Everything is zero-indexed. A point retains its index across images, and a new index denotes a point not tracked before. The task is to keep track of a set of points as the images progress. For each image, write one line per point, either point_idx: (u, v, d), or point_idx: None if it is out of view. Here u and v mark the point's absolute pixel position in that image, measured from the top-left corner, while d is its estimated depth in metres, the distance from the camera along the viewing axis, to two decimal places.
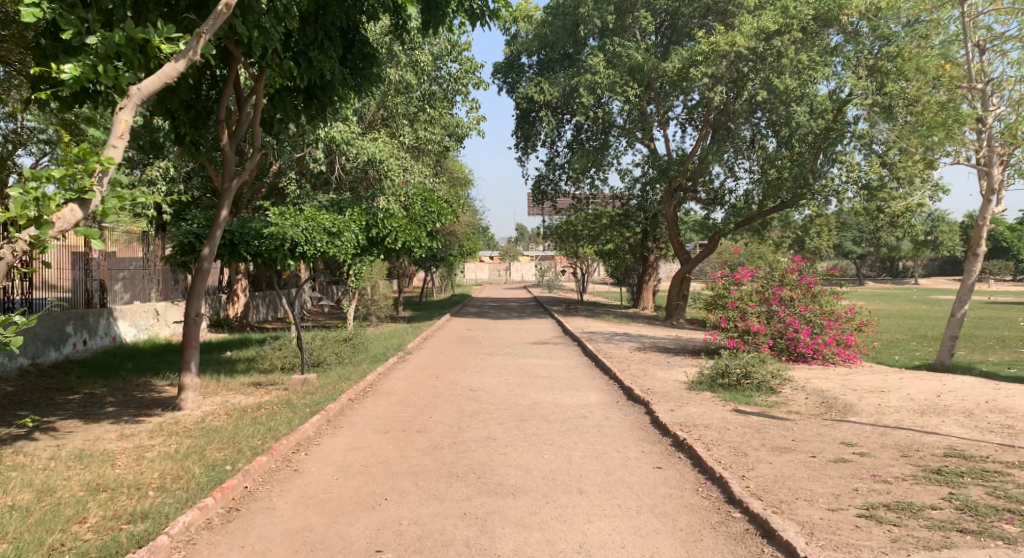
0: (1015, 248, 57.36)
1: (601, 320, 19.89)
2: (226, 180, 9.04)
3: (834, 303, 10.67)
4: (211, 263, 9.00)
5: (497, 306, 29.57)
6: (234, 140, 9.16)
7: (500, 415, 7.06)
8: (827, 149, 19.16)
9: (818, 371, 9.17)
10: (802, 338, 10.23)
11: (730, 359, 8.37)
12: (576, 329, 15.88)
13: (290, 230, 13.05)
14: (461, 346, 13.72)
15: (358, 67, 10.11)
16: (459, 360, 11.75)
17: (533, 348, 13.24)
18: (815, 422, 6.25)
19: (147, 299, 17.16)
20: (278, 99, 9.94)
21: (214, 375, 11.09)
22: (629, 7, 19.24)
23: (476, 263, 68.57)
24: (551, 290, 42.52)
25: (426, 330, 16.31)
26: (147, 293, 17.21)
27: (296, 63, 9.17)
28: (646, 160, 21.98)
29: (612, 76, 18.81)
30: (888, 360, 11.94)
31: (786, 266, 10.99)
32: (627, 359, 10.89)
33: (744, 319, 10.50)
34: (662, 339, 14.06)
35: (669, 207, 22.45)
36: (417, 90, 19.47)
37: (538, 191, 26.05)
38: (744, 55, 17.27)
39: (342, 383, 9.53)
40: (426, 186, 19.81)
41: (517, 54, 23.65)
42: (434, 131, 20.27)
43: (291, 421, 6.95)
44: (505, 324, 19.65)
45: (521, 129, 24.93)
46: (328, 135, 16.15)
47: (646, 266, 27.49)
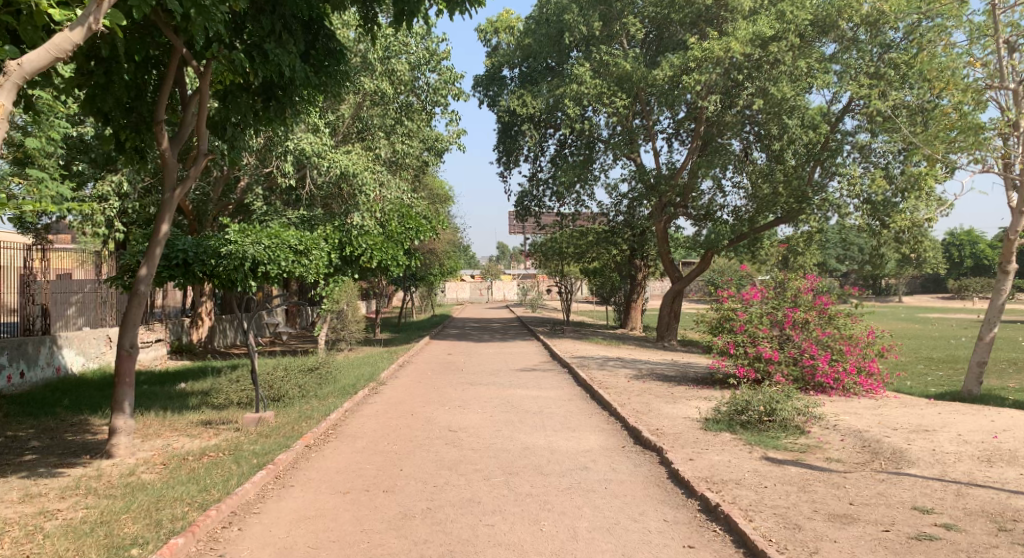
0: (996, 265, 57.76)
1: (589, 343, 18.80)
2: (166, 190, 7.80)
3: (854, 326, 9.71)
4: (147, 285, 7.75)
5: (479, 328, 28.41)
6: (174, 144, 7.93)
7: (486, 468, 5.91)
8: (823, 162, 18.43)
9: (843, 403, 8.12)
10: (820, 366, 9.21)
11: (751, 393, 7.29)
12: (565, 354, 14.78)
13: (251, 247, 11.79)
14: (442, 375, 12.53)
15: (323, 65, 8.99)
16: (439, 391, 10.56)
17: (519, 376, 12.09)
18: (868, 476, 5.17)
19: (100, 325, 15.75)
20: (229, 100, 8.78)
21: (159, 413, 9.78)
22: (616, 13, 18.27)
23: (457, 281, 67.60)
24: (534, 310, 41.43)
25: (404, 356, 15.11)
26: (101, 317, 15.81)
27: (249, 56, 8.04)
28: (633, 174, 21.04)
29: (599, 86, 17.84)
30: (907, 388, 10.95)
31: (799, 286, 10.04)
32: (625, 390, 9.78)
33: (755, 344, 9.49)
34: (660, 364, 12.99)
35: (659, 223, 21.44)
36: (395, 100, 18.40)
37: (521, 207, 25.00)
38: (739, 61, 16.33)
39: (303, 423, 8.30)
40: (405, 201, 18.66)
41: (498, 66, 22.74)
42: (412, 145, 19.20)
43: (230, 479, 5.69)
44: (488, 348, 18.47)
45: (503, 143, 23.90)
46: (297, 146, 15.03)
47: (634, 285, 26.52)
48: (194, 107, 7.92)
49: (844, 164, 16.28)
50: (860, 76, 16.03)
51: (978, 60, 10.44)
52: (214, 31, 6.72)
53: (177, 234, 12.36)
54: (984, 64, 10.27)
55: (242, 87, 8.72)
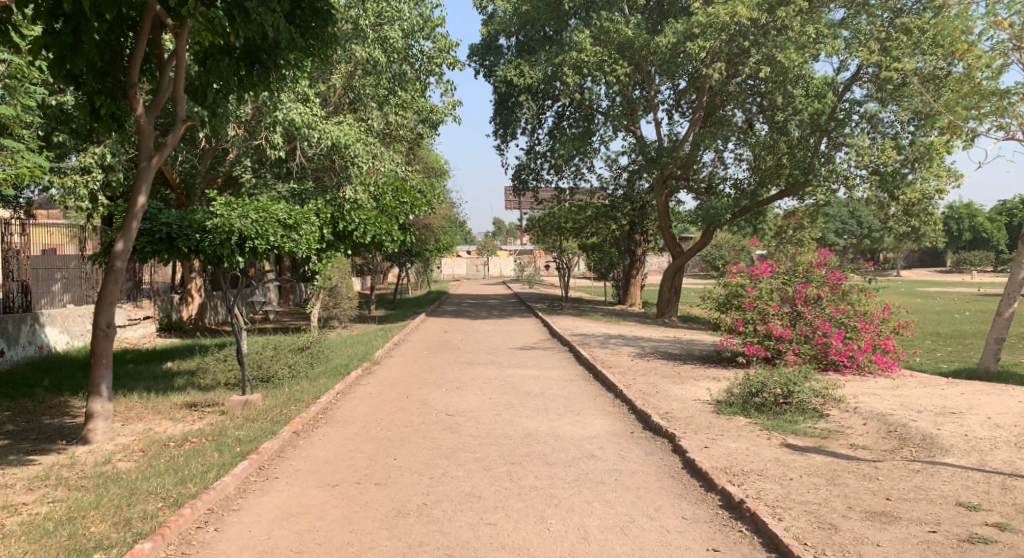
0: (994, 239, 57.61)
1: (588, 319, 18.43)
2: (142, 159, 7.14)
3: (868, 303, 9.30)
4: (123, 262, 7.22)
5: (475, 304, 27.99)
6: (150, 109, 7.26)
7: (487, 457, 5.50)
8: (830, 133, 17.75)
9: (861, 384, 7.71)
10: (834, 344, 8.80)
11: (766, 374, 6.88)
12: (564, 331, 14.35)
13: (237, 222, 11.36)
14: (438, 354, 12.12)
15: (309, 27, 8.35)
16: (435, 371, 10.13)
17: (518, 355, 11.69)
18: (901, 466, 4.78)
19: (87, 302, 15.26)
20: (211, 64, 8.18)
21: (143, 394, 9.33)
22: None
23: (453, 258, 67.17)
24: (530, 286, 41.05)
25: (400, 334, 14.68)
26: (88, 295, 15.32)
27: (229, 15, 7.32)
28: (634, 147, 20.48)
29: (599, 53, 17.19)
30: (919, 365, 10.58)
31: (811, 261, 9.59)
32: (629, 370, 9.37)
33: (765, 322, 9.10)
34: (663, 342, 12.60)
35: (660, 197, 20.91)
36: (388, 70, 17.74)
37: (518, 181, 24.42)
38: (745, 27, 15.69)
39: (292, 406, 7.87)
40: (399, 174, 18.06)
41: (495, 35, 22.04)
42: (406, 116, 18.61)
43: (209, 470, 5.26)
44: (485, 325, 18.05)
45: (500, 115, 23.24)
46: (286, 117, 14.39)
47: (633, 260, 26.08)
48: (170, 68, 7.25)
49: (852, 135, 15.68)
50: (870, 42, 15.42)
51: (1001, 21, 9.86)
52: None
53: (160, 206, 11.80)
54: (1009, 25, 9.69)
55: (224, 50, 8.10)
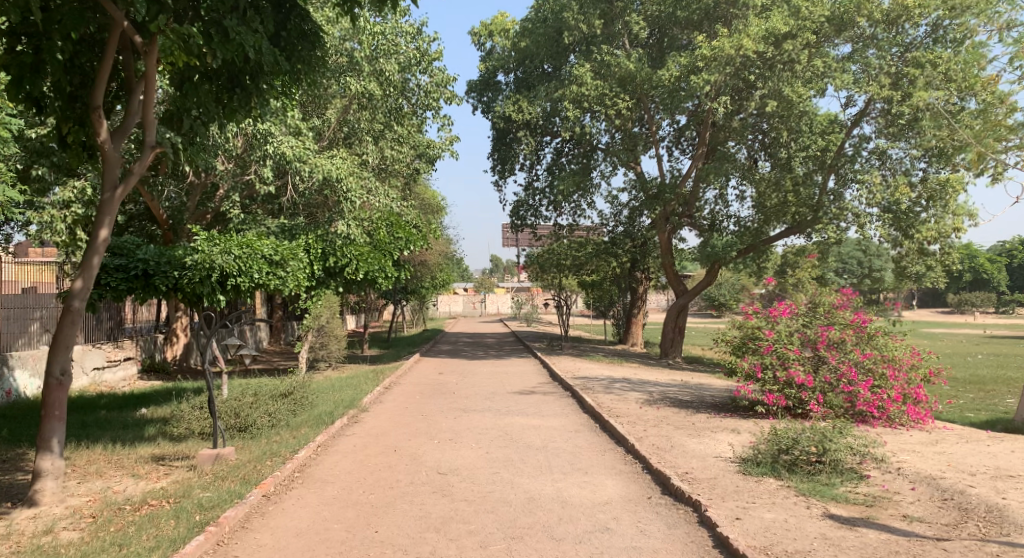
0: (995, 278, 57.16)
1: (589, 361, 17.68)
2: (105, 190, 6.53)
3: (895, 348, 8.59)
4: (81, 302, 6.53)
5: (472, 344, 27.20)
6: (116, 135, 6.61)
7: (485, 531, 4.73)
8: (838, 170, 17.24)
9: (897, 439, 7.00)
10: (862, 394, 8.10)
11: (796, 429, 6.14)
12: (566, 374, 13.60)
13: (219, 258, 10.70)
14: (432, 399, 11.33)
15: (295, 50, 7.85)
16: (428, 420, 9.35)
17: (517, 401, 10.91)
18: (977, 548, 4.02)
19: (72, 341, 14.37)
20: (187, 87, 7.51)
21: (107, 446, 8.52)
22: (618, 12, 17.29)
23: (450, 296, 66.63)
24: (529, 325, 40.34)
25: (391, 377, 13.91)
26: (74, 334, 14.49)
27: (207, 36, 6.86)
28: (634, 183, 19.97)
29: (600, 87, 16.79)
30: (950, 416, 9.83)
31: (832, 301, 8.97)
32: (639, 420, 8.60)
33: (785, 368, 8.46)
34: (670, 388, 11.84)
35: (663, 234, 20.34)
36: (384, 104, 17.31)
37: (516, 217, 23.88)
38: (751, 59, 15.22)
39: (268, 463, 7.06)
40: (394, 210, 17.49)
41: (493, 71, 21.75)
42: (401, 151, 18.15)
43: (156, 548, 4.47)
44: (482, 367, 17.25)
45: (498, 151, 22.81)
46: (276, 150, 13.87)
47: (635, 299, 25.45)
48: (140, 90, 6.65)
49: (862, 171, 15.20)
50: (882, 78, 14.88)
51: None
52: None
53: (137, 241, 11.15)
54: None
55: (203, 73, 7.53)
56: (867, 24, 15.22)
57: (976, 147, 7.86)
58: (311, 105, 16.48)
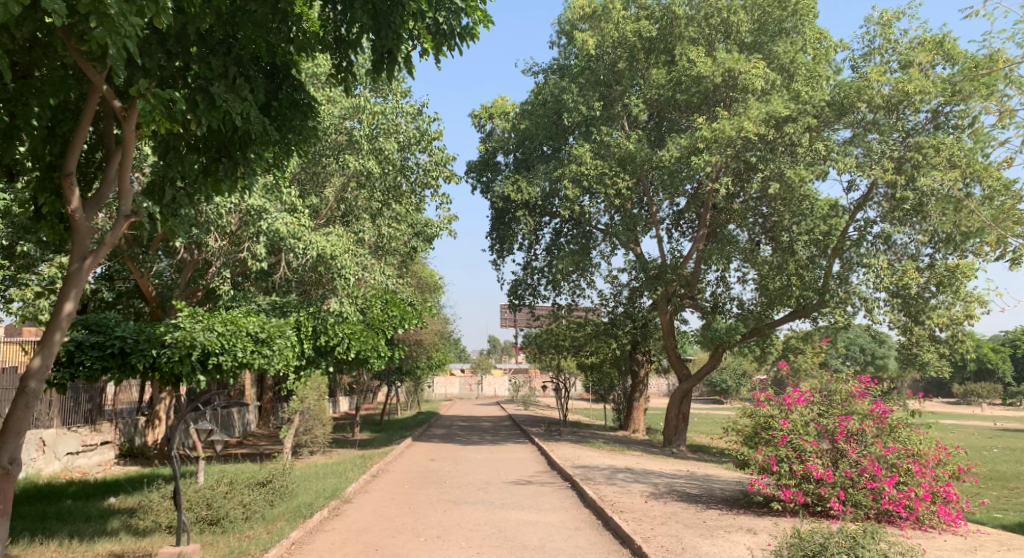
0: (1000, 368, 56.22)
1: (589, 447, 16.86)
2: (73, 261, 6.12)
3: (920, 441, 7.92)
4: (37, 382, 5.98)
5: (467, 427, 26.23)
6: (90, 203, 6.31)
7: None
8: (843, 254, 16.95)
9: (932, 545, 6.32)
10: (888, 491, 7.40)
11: (824, 532, 5.48)
12: (565, 463, 12.83)
13: (201, 334, 10.13)
14: (422, 489, 10.57)
15: (286, 120, 7.76)
16: (415, 514, 8.61)
17: (513, 493, 10.16)
18: None
19: (46, 423, 13.61)
20: (173, 155, 7.36)
21: (62, 541, 7.74)
22: (617, 95, 17.51)
23: (446, 376, 65.50)
24: (526, 408, 39.28)
25: (380, 464, 13.12)
26: (49, 416, 13.76)
27: (193, 102, 6.79)
28: (634, 264, 19.71)
29: (600, 167, 16.78)
30: (980, 518, 9.08)
31: (849, 389, 8.31)
32: (646, 516, 7.88)
33: (801, 461, 7.87)
34: (677, 479, 11.08)
35: (664, 314, 19.89)
36: (383, 182, 17.24)
37: (514, 296, 23.48)
38: (752, 141, 15.21)
39: None
40: (389, 288, 17.09)
41: (493, 152, 21.91)
42: (399, 229, 17.96)
43: None
44: (478, 453, 16.39)
45: (497, 231, 22.74)
46: (270, 227, 13.60)
47: (635, 383, 24.75)
48: (117, 159, 6.40)
49: (868, 254, 14.91)
50: (884, 161, 14.80)
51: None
52: (124, 45, 5.16)
53: (118, 317, 10.70)
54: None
55: (190, 141, 7.42)
56: (865, 110, 15.31)
57: (992, 230, 7.51)
58: (309, 183, 16.41)
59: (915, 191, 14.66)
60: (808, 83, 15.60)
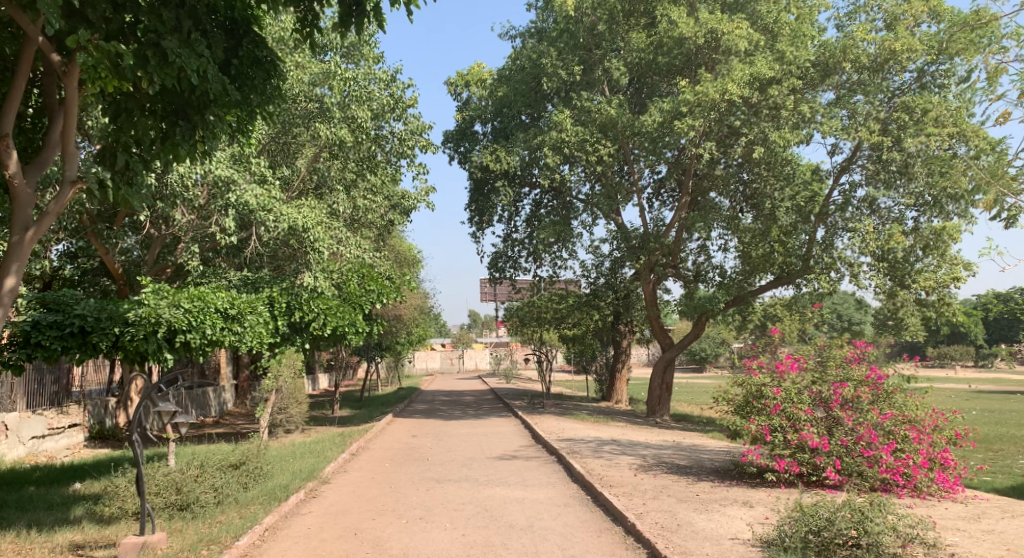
0: (973, 332, 57.19)
1: (573, 420, 16.64)
2: (13, 232, 5.57)
3: (917, 407, 7.68)
4: None
5: (449, 402, 25.95)
6: (30, 169, 5.74)
7: None
8: (827, 219, 16.73)
9: (934, 514, 6.12)
10: (885, 459, 7.23)
11: (829, 504, 5.23)
12: (550, 436, 12.58)
13: (167, 311, 9.62)
14: (404, 467, 10.24)
15: (247, 79, 7.14)
16: (397, 494, 8.27)
17: (499, 468, 9.87)
18: None
19: (9, 407, 13.00)
20: (124, 117, 6.84)
21: (20, 532, 7.26)
22: (597, 59, 16.98)
23: (426, 351, 65.17)
24: (508, 381, 39.04)
25: (360, 442, 12.76)
26: (12, 399, 13.13)
27: (142, 57, 6.16)
28: (615, 234, 19.38)
29: (581, 133, 16.31)
30: (972, 483, 8.96)
31: (843, 355, 8.09)
32: (637, 490, 7.62)
33: (796, 430, 7.65)
34: (665, 451, 10.87)
35: (647, 284, 19.63)
36: (356, 152, 16.62)
37: (494, 269, 23.04)
38: (736, 104, 14.84)
39: (201, 551, 5.91)
40: (366, 262, 16.59)
41: (470, 121, 21.30)
42: (375, 201, 17.39)
43: None
44: (460, 428, 16.09)
45: (475, 202, 22.22)
46: (239, 199, 12.99)
47: (617, 353, 24.58)
48: (60, 121, 5.85)
49: (854, 219, 14.70)
50: (870, 123, 14.50)
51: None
52: None
53: (78, 295, 9.94)
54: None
55: (144, 103, 6.82)
56: (850, 71, 15.01)
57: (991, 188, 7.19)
58: (280, 154, 15.78)
59: (902, 153, 14.38)
60: (793, 43, 15.20)
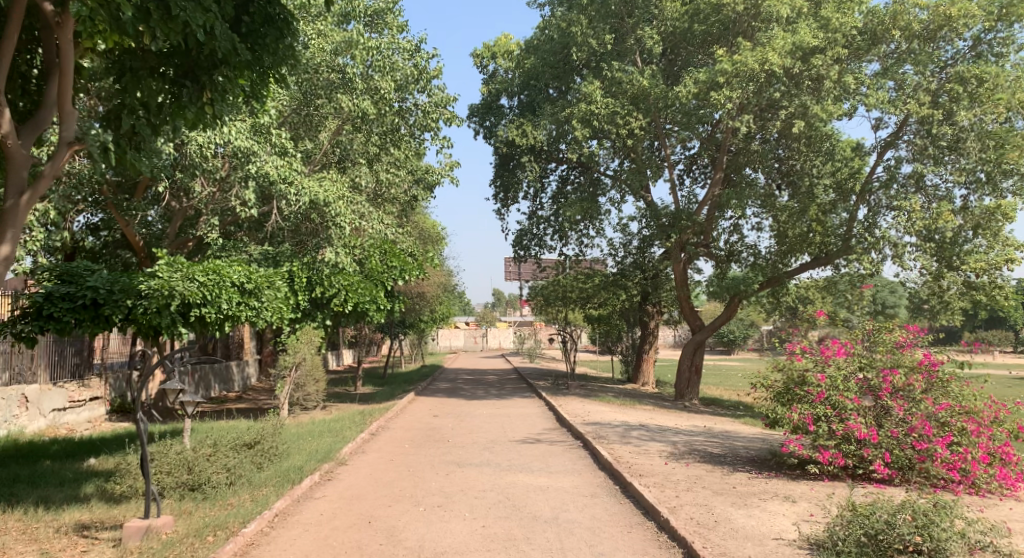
0: (1013, 319, 55.33)
1: (599, 402, 16.17)
2: (7, 196, 5.21)
3: (975, 398, 7.10)
4: None
5: (472, 381, 25.65)
6: (25, 130, 5.39)
7: None
8: (869, 197, 15.90)
9: (1002, 517, 5.56)
10: (941, 453, 6.67)
11: (887, 505, 4.70)
12: (575, 419, 12.14)
13: (180, 284, 9.32)
14: (422, 449, 9.88)
15: (258, 38, 6.64)
16: (415, 478, 7.91)
17: (521, 453, 9.46)
18: None
19: (29, 379, 12.92)
20: (129, 78, 6.47)
21: (27, 509, 7.04)
22: (629, 28, 16.24)
23: (450, 329, 65.11)
24: (532, 361, 38.67)
25: (380, 421, 12.46)
26: (32, 371, 13.07)
27: (143, 10, 5.64)
28: (644, 212, 18.76)
29: (611, 105, 15.66)
30: None
31: (894, 340, 7.49)
32: (669, 481, 7.15)
33: (842, 420, 7.10)
34: (696, 438, 10.36)
35: (677, 264, 19.00)
36: (379, 124, 16.17)
37: (519, 247, 22.55)
38: (776, 75, 14.06)
39: (206, 538, 5.58)
40: (389, 238, 16.17)
41: (496, 95, 20.70)
42: (398, 175, 16.96)
43: None
44: (483, 409, 15.73)
45: (500, 178, 21.69)
46: (259, 170, 12.63)
47: (645, 334, 23.99)
48: (56, 79, 5.48)
49: (899, 197, 13.91)
50: (920, 95, 13.62)
51: None
52: None
53: (92, 268, 9.70)
54: None
55: (154, 66, 6.48)
56: (898, 39, 14.14)
57: None
58: (301, 126, 15.39)
59: (954, 127, 13.50)
60: (838, 10, 14.33)
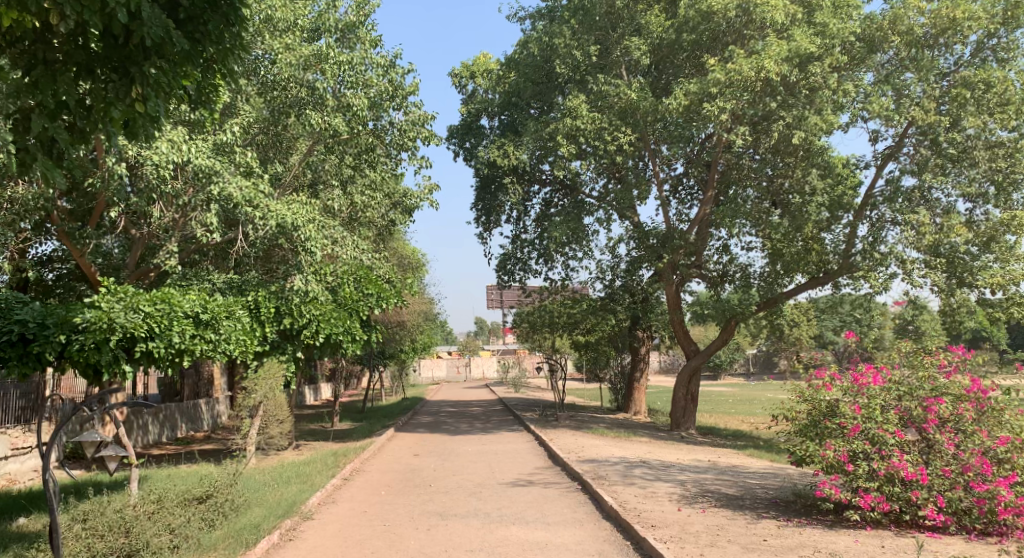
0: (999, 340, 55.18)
1: (592, 435, 15.10)
2: None
3: None
4: None
5: (455, 414, 24.43)
6: None
7: None
8: (869, 213, 15.22)
9: None
10: (1004, 494, 5.77)
11: None
12: (569, 456, 11.08)
13: (122, 316, 8.23)
14: (401, 497, 8.76)
15: (200, 25, 5.67)
16: (392, 536, 6.80)
17: (514, 498, 8.39)
18: None
19: None
20: (42, 73, 5.43)
21: None
22: (616, 40, 15.58)
23: (433, 360, 63.53)
24: (518, 391, 37.37)
25: (354, 464, 11.29)
26: None
27: None
28: (632, 233, 17.93)
29: (597, 120, 14.90)
30: None
31: (936, 364, 6.59)
32: (690, 533, 6.11)
33: (883, 457, 6.20)
34: (707, 475, 9.33)
35: (669, 286, 18.14)
36: (352, 144, 15.25)
37: (503, 272, 21.62)
38: (772, 84, 13.41)
39: None
40: (364, 263, 15.09)
41: (476, 115, 19.89)
42: (374, 197, 16.00)
43: None
44: (469, 445, 14.59)
45: (482, 201, 20.81)
46: (222, 192, 11.57)
47: (635, 361, 23.00)
48: None
49: (904, 211, 13.22)
50: (922, 104, 13.01)
51: None
52: None
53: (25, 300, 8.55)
54: None
55: (83, 63, 5.49)
56: (896, 47, 13.59)
57: None
58: (271, 148, 14.43)
59: (958, 135, 12.89)
60: (833, 16, 13.79)
